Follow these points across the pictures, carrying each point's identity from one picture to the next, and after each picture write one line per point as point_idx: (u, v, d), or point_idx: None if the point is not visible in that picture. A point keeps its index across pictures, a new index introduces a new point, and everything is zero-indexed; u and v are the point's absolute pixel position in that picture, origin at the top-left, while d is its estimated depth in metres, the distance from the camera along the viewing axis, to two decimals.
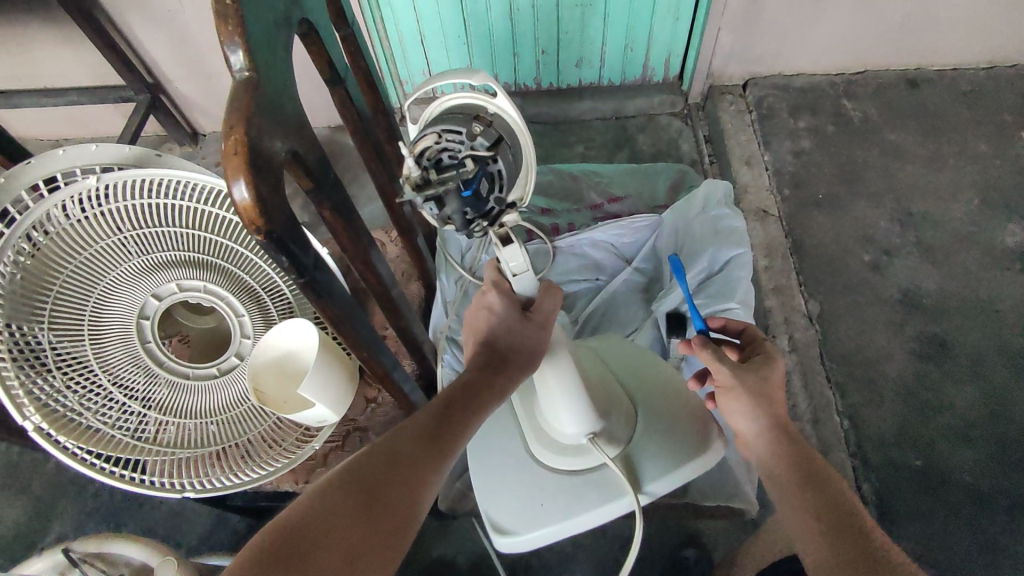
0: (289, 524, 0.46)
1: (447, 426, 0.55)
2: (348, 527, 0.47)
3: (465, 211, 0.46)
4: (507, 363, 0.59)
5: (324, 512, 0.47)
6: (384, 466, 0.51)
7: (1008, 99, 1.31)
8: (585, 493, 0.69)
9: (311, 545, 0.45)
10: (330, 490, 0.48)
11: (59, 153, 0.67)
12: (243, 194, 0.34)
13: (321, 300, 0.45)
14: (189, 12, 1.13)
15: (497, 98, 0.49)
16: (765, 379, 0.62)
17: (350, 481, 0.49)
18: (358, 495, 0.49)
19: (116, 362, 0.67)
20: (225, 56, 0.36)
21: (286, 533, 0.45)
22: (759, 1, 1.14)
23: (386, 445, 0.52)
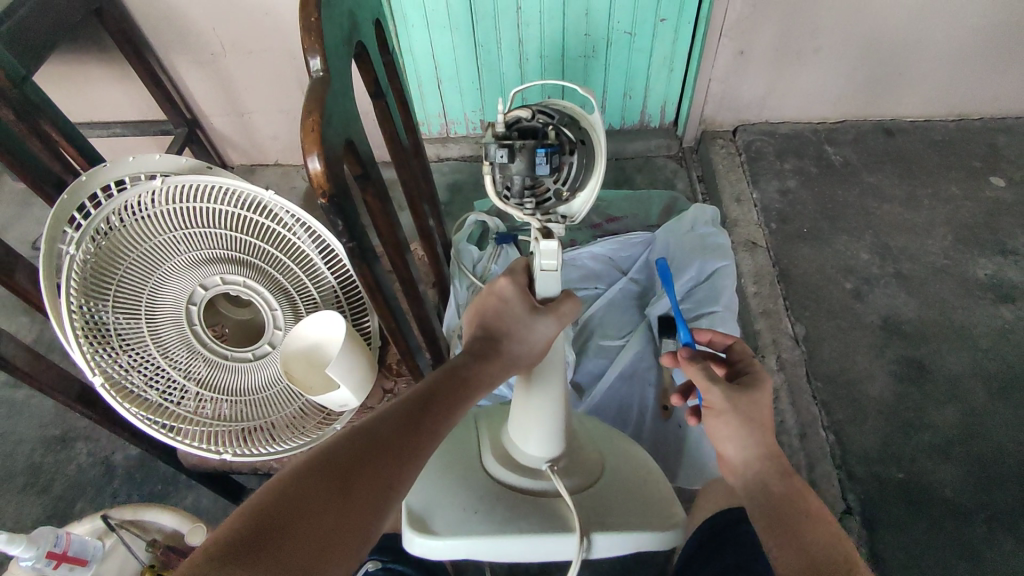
0: (265, 504, 0.42)
1: (433, 404, 0.52)
2: (329, 505, 0.43)
3: (523, 176, 0.52)
4: (497, 351, 0.58)
5: (302, 490, 0.43)
6: (365, 443, 0.47)
7: (977, 148, 1.41)
8: (530, 513, 0.61)
9: (287, 523, 0.41)
10: (308, 469, 0.44)
11: (128, 160, 0.77)
12: (317, 166, 0.44)
13: (362, 266, 0.55)
14: (232, 56, 1.26)
15: (593, 116, 0.54)
16: (753, 400, 0.61)
17: (331, 457, 0.45)
18: (338, 472, 0.44)
19: (168, 341, 0.77)
20: (307, 61, 0.47)
21: (260, 513, 0.41)
22: (744, 56, 1.28)
23: (370, 423, 0.48)
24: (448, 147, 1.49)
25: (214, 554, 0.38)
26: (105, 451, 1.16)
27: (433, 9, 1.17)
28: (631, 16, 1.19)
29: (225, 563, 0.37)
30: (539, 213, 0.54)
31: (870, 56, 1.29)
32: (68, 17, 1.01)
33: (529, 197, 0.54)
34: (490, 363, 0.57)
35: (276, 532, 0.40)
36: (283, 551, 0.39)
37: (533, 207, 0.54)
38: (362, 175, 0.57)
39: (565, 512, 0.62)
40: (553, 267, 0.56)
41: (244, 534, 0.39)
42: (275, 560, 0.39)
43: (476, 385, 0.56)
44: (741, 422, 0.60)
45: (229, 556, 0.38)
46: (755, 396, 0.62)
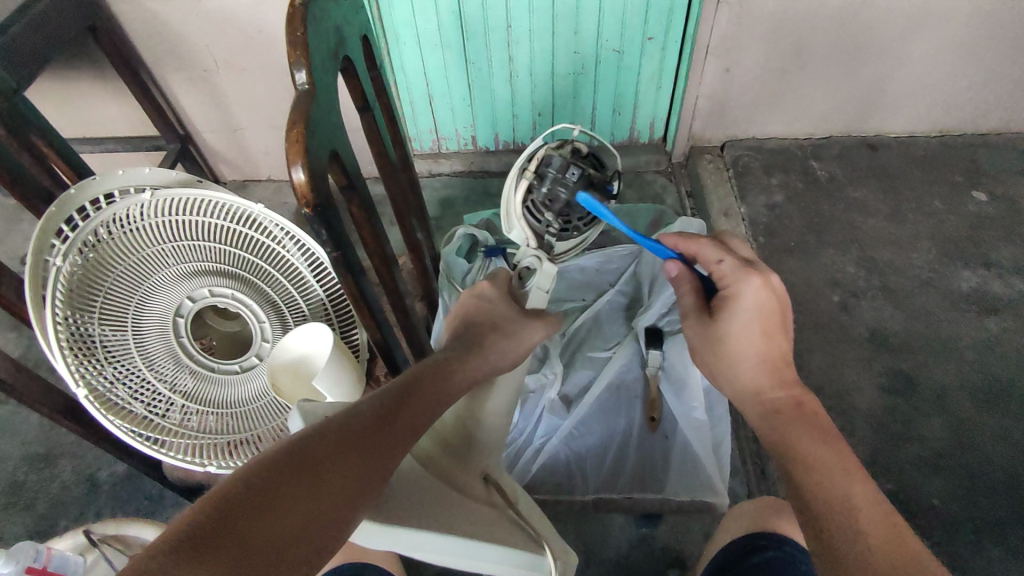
0: (231, 491, 0.39)
1: (408, 405, 0.52)
2: (301, 499, 0.41)
3: (567, 199, 0.73)
4: (479, 345, 0.63)
5: (272, 480, 0.41)
6: (338, 437, 0.46)
7: (959, 164, 1.43)
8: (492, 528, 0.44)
9: (254, 514, 0.39)
10: (278, 459, 0.42)
11: (118, 173, 0.77)
12: (301, 176, 0.45)
13: (347, 276, 0.55)
14: (225, 72, 1.27)
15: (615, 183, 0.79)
16: (737, 331, 0.62)
17: (303, 449, 0.43)
18: (312, 463, 0.43)
19: (154, 354, 0.77)
20: (292, 74, 0.48)
21: (224, 502, 0.39)
22: (730, 73, 1.30)
23: (343, 419, 0.47)
24: (440, 163, 1.51)
25: (173, 547, 0.36)
26: (90, 468, 1.15)
27: (424, 26, 1.18)
28: (619, 34, 1.21)
29: (186, 554, 0.36)
30: (555, 230, 0.76)
31: (853, 74, 1.32)
32: (61, 34, 1.02)
33: (557, 217, 0.75)
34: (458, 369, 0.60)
35: (240, 522, 0.38)
36: (249, 544, 0.38)
37: (556, 226, 0.76)
38: (348, 186, 0.58)
39: (522, 539, 0.45)
40: (542, 289, 0.74)
41: (208, 523, 0.37)
42: (241, 554, 0.37)
43: (449, 390, 0.58)
44: (730, 355, 0.63)
45: (190, 546, 0.36)
46: (733, 320, 0.62)
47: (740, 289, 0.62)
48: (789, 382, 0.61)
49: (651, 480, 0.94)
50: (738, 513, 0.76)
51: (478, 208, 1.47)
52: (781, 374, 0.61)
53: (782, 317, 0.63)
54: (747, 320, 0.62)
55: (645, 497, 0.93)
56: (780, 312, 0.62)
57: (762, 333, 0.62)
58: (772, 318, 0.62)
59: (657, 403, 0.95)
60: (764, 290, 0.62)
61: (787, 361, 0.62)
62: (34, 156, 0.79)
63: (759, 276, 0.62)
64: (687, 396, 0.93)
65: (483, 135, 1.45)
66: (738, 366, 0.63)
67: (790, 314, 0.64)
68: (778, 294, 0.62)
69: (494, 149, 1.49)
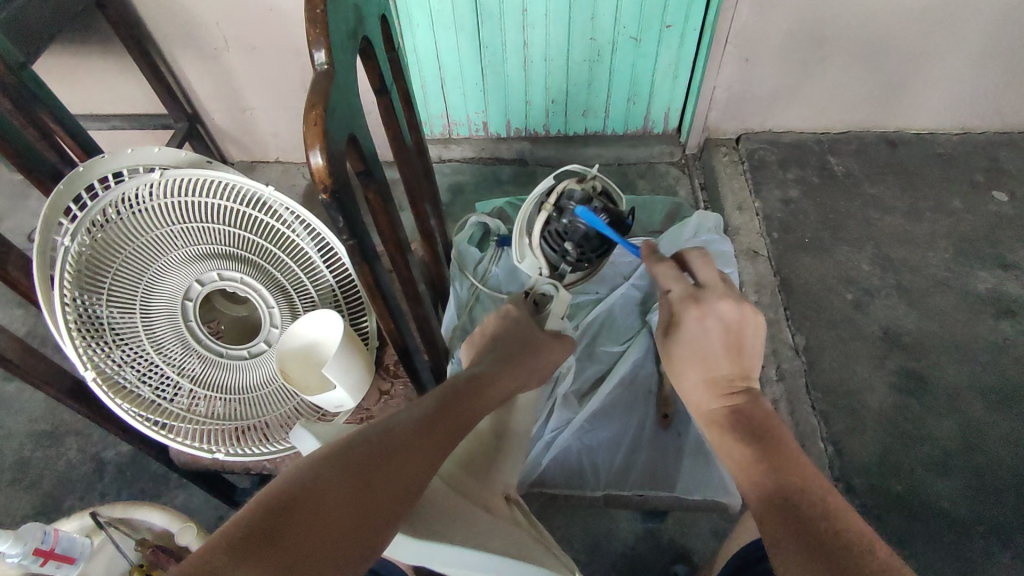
0: (281, 492, 0.39)
1: (443, 420, 0.52)
2: (347, 503, 0.41)
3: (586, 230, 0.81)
4: (509, 361, 0.68)
5: (319, 482, 0.41)
6: (380, 447, 0.46)
7: (979, 162, 1.40)
8: (529, 552, 0.44)
9: (302, 516, 0.38)
10: (324, 464, 0.42)
11: (127, 152, 0.76)
12: (319, 160, 0.43)
13: (362, 265, 0.54)
14: (234, 50, 1.25)
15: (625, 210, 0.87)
16: (686, 354, 0.70)
17: (348, 457, 0.43)
18: (356, 470, 0.43)
19: (163, 338, 0.76)
20: (311, 54, 0.46)
21: (274, 501, 0.38)
22: (750, 63, 1.27)
23: (383, 428, 0.48)
24: (451, 148, 1.49)
25: (224, 545, 0.35)
26: (96, 447, 1.15)
27: (438, 8, 1.16)
28: (637, 21, 1.18)
29: (239, 554, 0.35)
30: (571, 260, 0.84)
31: (876, 67, 1.28)
32: (69, 7, 1.00)
33: (574, 249, 0.83)
34: (486, 389, 0.61)
35: (289, 524, 0.38)
36: (300, 544, 0.37)
37: (572, 256, 0.84)
38: (364, 172, 0.56)
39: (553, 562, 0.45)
40: (558, 314, 0.81)
41: (259, 524, 0.37)
42: (290, 555, 0.36)
43: (479, 408, 0.58)
44: (680, 371, 0.71)
45: (243, 545, 0.36)
46: (681, 345, 0.70)
47: (684, 318, 0.71)
48: (735, 394, 0.66)
49: (662, 479, 0.92)
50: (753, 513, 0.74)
51: (488, 195, 1.45)
52: (723, 390, 0.67)
53: (732, 341, 0.68)
54: (691, 343, 0.69)
55: (655, 495, 0.90)
56: (723, 335, 0.68)
57: (706, 353, 0.68)
58: (718, 342, 0.68)
59: (671, 399, 0.94)
60: (706, 319, 0.69)
61: (732, 378, 0.67)
62: (60, 154, 0.80)
63: (698, 308, 0.70)
64: None
65: (495, 120, 1.43)
66: (684, 380, 0.70)
67: (747, 338, 0.68)
68: (721, 319, 0.69)
69: (506, 135, 1.47)
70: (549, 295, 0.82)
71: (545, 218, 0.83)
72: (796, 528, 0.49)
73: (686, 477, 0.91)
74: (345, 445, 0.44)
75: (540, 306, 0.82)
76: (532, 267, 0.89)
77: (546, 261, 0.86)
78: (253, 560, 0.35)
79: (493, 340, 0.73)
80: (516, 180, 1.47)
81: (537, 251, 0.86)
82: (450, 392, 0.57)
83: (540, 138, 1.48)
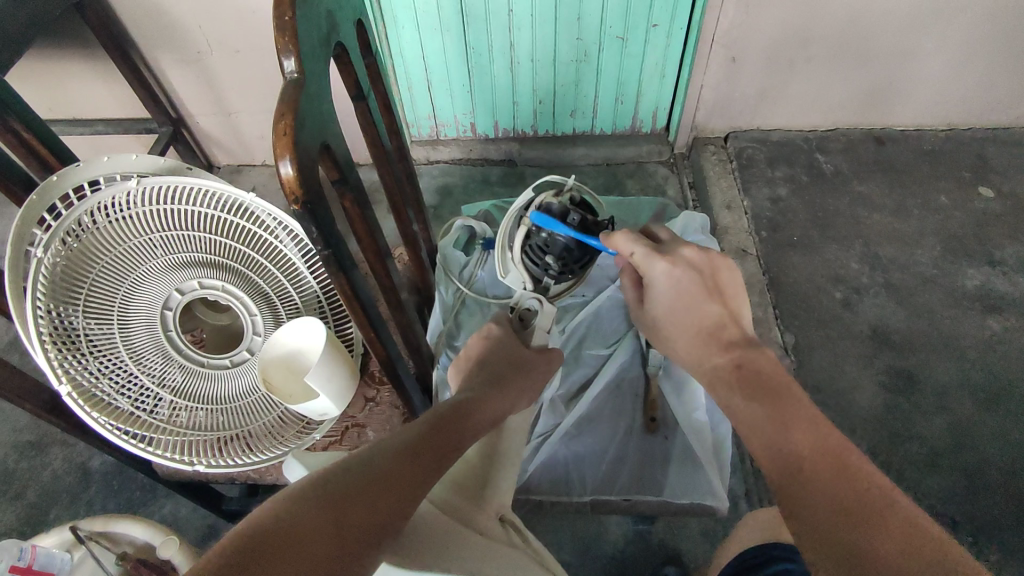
0: (257, 528, 0.38)
1: (428, 447, 0.51)
2: (323, 539, 0.39)
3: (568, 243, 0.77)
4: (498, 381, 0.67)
5: (296, 518, 0.39)
6: (363, 478, 0.44)
7: (966, 158, 1.41)
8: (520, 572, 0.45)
9: (276, 554, 0.37)
10: (305, 496, 0.41)
11: (103, 160, 0.75)
12: (289, 170, 0.42)
13: (339, 274, 0.53)
14: (218, 54, 1.24)
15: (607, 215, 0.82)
16: (664, 312, 0.68)
17: (324, 495, 0.42)
18: (335, 502, 0.42)
19: (143, 348, 0.75)
20: (280, 62, 0.45)
21: (248, 536, 0.37)
22: (737, 62, 1.27)
23: (368, 456, 0.47)
24: (439, 150, 1.48)
25: None
26: (82, 456, 1.13)
27: (422, 10, 1.15)
28: (622, 21, 1.17)
29: None
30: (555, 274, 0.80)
31: (861, 65, 1.28)
32: (45, 12, 0.98)
33: (557, 263, 0.79)
34: (474, 413, 0.60)
35: (263, 561, 0.37)
36: None
37: (555, 269, 0.80)
38: (340, 180, 0.55)
39: None
40: (543, 328, 0.81)
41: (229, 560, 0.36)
42: None
43: (467, 433, 0.57)
44: (673, 328, 0.68)
45: None
46: (659, 304, 0.68)
47: (652, 274, 0.67)
48: (732, 344, 0.62)
49: (650, 483, 0.91)
50: (754, 519, 0.74)
51: (477, 197, 1.44)
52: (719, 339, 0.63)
53: (709, 285, 0.65)
54: (671, 302, 0.67)
55: (642, 499, 0.90)
56: (698, 282, 0.65)
57: (687, 307, 0.65)
58: (695, 288, 0.65)
59: (657, 402, 0.95)
60: (676, 270, 0.65)
61: (723, 326, 0.64)
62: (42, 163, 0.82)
63: (665, 259, 0.66)
64: (688, 395, 0.93)
65: (482, 121, 1.42)
66: (678, 341, 0.67)
67: (723, 281, 0.66)
68: (693, 265, 0.65)
69: (494, 137, 1.46)
70: (534, 310, 0.81)
71: (525, 231, 0.79)
72: (821, 513, 0.47)
73: (674, 480, 0.91)
74: (321, 480, 0.43)
75: (525, 322, 0.81)
76: (516, 282, 0.84)
77: (529, 275, 0.82)
78: None
79: (478, 360, 0.72)
80: (505, 181, 1.46)
81: (518, 263, 0.81)
82: (437, 419, 0.55)
83: (528, 139, 1.47)
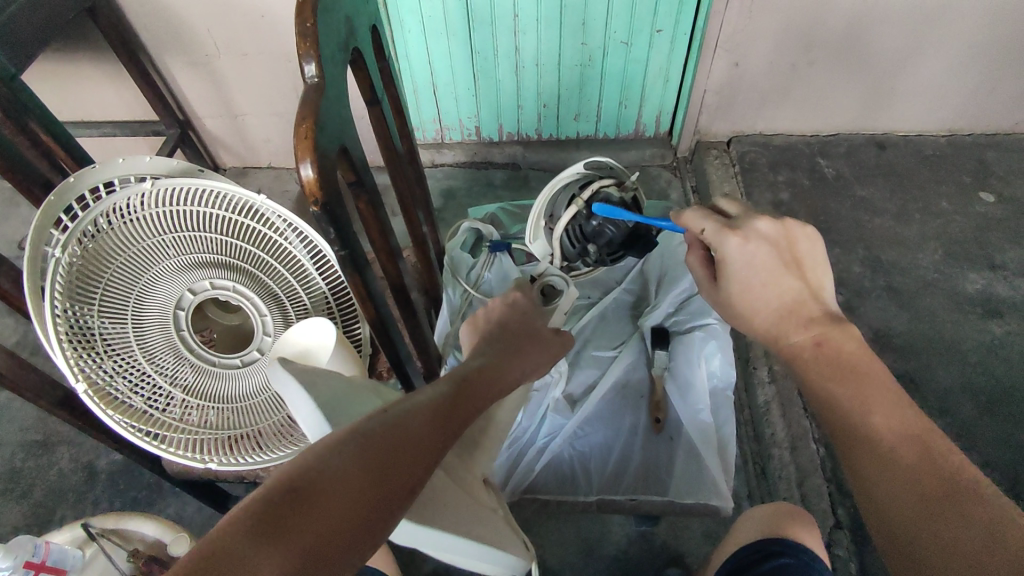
0: (302, 474, 0.40)
1: (457, 406, 0.53)
2: (360, 491, 0.42)
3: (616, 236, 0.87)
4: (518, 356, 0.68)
5: (337, 468, 0.41)
6: (401, 433, 0.46)
7: (967, 163, 1.42)
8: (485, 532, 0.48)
9: (317, 502, 0.40)
10: (347, 447, 0.42)
11: (118, 162, 0.76)
12: (309, 173, 0.43)
13: (353, 274, 0.54)
14: (227, 57, 1.25)
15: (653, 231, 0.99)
16: (741, 290, 0.66)
17: (357, 455, 0.42)
18: (375, 456, 0.43)
19: (156, 348, 0.76)
20: (301, 67, 0.46)
21: (292, 481, 0.40)
22: (741, 67, 1.28)
23: (407, 408, 0.48)
24: (444, 153, 1.49)
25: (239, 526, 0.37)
26: (88, 456, 1.14)
27: (430, 14, 1.16)
28: (628, 26, 1.19)
29: (253, 537, 0.37)
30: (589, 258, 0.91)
31: (864, 71, 1.30)
32: (58, 15, 0.99)
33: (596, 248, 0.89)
34: (496, 380, 0.61)
35: (305, 507, 0.39)
36: (313, 528, 0.39)
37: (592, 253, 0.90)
38: (355, 182, 0.56)
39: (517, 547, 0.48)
40: (562, 310, 0.86)
41: (273, 504, 0.38)
42: (301, 534, 0.38)
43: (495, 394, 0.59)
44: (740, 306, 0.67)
45: (261, 524, 0.37)
46: (734, 281, 0.67)
47: (722, 250, 0.67)
48: (812, 322, 0.61)
49: (655, 483, 0.93)
50: (751, 517, 0.76)
51: (481, 199, 1.45)
52: (798, 318, 0.62)
53: (787, 258, 0.64)
54: (746, 278, 0.65)
55: (647, 500, 0.92)
56: (776, 254, 0.64)
57: (764, 279, 0.64)
58: (772, 262, 0.64)
59: (663, 404, 0.95)
60: (750, 244, 0.65)
61: (800, 304, 0.62)
62: (53, 164, 0.81)
63: (737, 235, 0.65)
64: (693, 396, 0.94)
65: (488, 125, 1.43)
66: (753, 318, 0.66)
67: (800, 252, 0.65)
68: (769, 238, 0.65)
69: (499, 140, 1.48)
70: (558, 288, 0.86)
71: (575, 212, 0.87)
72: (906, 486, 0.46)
73: (679, 479, 0.92)
74: (355, 435, 0.43)
75: (548, 297, 0.86)
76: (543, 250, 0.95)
77: (561, 251, 0.92)
78: (270, 539, 0.37)
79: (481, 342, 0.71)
80: (509, 184, 1.47)
81: (556, 241, 0.90)
82: (466, 379, 0.57)
83: (533, 142, 1.48)
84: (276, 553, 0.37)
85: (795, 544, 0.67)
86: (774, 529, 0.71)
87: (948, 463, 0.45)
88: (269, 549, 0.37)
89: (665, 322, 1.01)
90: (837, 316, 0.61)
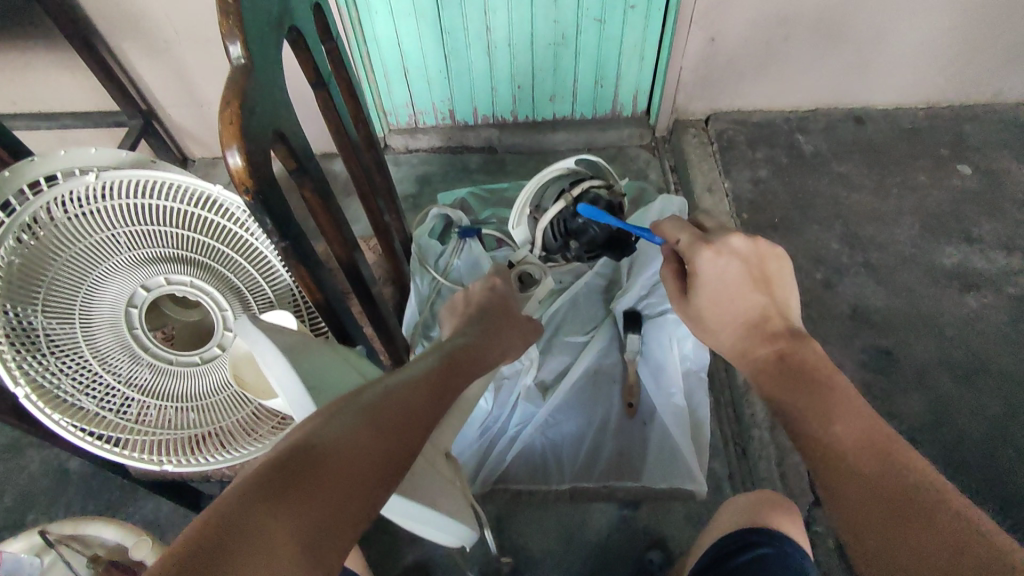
0: (307, 440, 0.42)
1: (443, 381, 0.56)
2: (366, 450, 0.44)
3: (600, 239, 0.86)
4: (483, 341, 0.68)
5: (339, 433, 0.44)
6: (393, 403, 0.49)
7: (945, 136, 1.41)
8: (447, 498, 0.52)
9: (326, 462, 0.42)
10: (345, 415, 0.45)
11: (60, 154, 0.73)
12: (237, 160, 0.41)
13: (300, 266, 0.52)
14: (186, 43, 1.20)
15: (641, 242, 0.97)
16: (710, 304, 0.65)
17: (357, 429, 0.44)
18: (374, 421, 0.46)
19: (107, 348, 0.73)
20: (225, 48, 0.43)
21: (299, 446, 0.42)
22: (716, 44, 1.25)
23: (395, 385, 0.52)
24: (418, 138, 1.46)
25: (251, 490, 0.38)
26: (58, 459, 1.11)
27: None
28: (599, 2, 1.15)
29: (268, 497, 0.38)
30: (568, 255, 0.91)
31: (840, 45, 1.28)
32: None
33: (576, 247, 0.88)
34: (474, 360, 0.64)
35: (315, 468, 0.41)
36: (325, 488, 0.40)
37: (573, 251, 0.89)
38: (298, 170, 0.53)
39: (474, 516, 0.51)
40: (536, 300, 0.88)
41: (282, 468, 0.40)
42: (314, 492, 0.40)
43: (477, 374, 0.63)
44: (711, 322, 0.65)
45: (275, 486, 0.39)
46: (703, 296, 0.65)
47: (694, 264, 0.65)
48: (774, 338, 0.61)
49: (629, 469, 0.94)
50: (733, 504, 0.76)
51: (456, 184, 1.42)
52: (757, 328, 0.62)
53: (756, 274, 0.63)
54: (715, 292, 0.64)
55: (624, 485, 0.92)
56: (746, 270, 0.63)
57: (734, 296, 0.63)
58: (741, 279, 0.63)
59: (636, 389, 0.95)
60: (721, 259, 0.63)
61: (767, 318, 0.62)
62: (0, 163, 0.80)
63: (711, 247, 0.64)
64: (666, 381, 0.95)
65: (461, 107, 1.40)
66: (725, 316, 0.63)
67: (770, 270, 0.64)
68: (740, 253, 0.63)
69: (473, 123, 1.44)
70: (534, 278, 0.90)
71: (561, 208, 0.85)
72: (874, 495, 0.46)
73: (652, 462, 0.94)
74: (350, 412, 0.45)
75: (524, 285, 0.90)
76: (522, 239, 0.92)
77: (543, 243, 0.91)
78: (286, 496, 0.39)
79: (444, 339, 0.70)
80: (485, 168, 1.44)
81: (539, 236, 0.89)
82: (449, 360, 0.61)
83: (508, 125, 1.45)
84: (293, 509, 0.38)
85: (774, 533, 0.67)
86: (753, 518, 0.70)
87: (911, 470, 0.46)
88: (287, 506, 0.38)
89: (636, 306, 0.99)
90: (798, 332, 0.61)
